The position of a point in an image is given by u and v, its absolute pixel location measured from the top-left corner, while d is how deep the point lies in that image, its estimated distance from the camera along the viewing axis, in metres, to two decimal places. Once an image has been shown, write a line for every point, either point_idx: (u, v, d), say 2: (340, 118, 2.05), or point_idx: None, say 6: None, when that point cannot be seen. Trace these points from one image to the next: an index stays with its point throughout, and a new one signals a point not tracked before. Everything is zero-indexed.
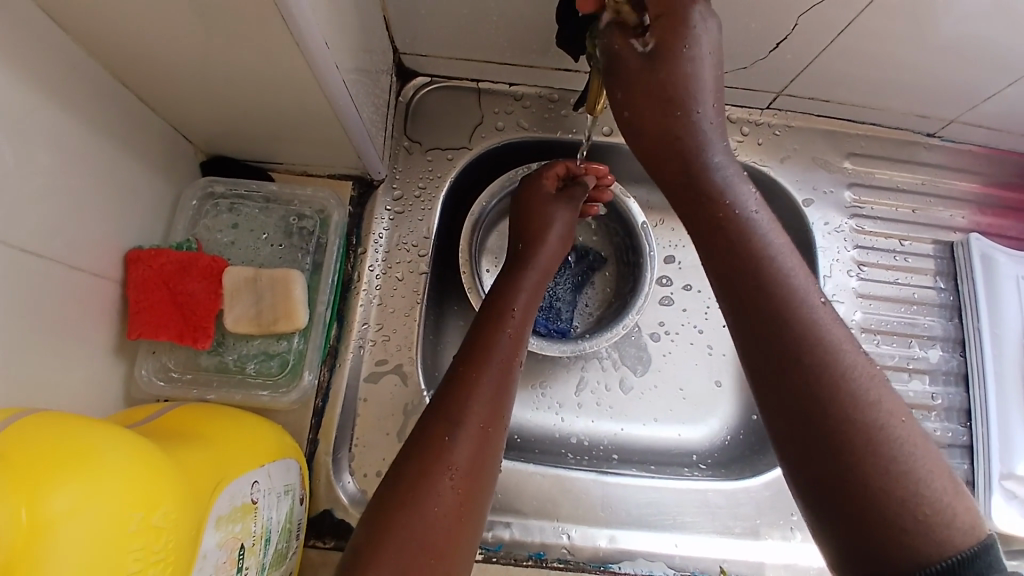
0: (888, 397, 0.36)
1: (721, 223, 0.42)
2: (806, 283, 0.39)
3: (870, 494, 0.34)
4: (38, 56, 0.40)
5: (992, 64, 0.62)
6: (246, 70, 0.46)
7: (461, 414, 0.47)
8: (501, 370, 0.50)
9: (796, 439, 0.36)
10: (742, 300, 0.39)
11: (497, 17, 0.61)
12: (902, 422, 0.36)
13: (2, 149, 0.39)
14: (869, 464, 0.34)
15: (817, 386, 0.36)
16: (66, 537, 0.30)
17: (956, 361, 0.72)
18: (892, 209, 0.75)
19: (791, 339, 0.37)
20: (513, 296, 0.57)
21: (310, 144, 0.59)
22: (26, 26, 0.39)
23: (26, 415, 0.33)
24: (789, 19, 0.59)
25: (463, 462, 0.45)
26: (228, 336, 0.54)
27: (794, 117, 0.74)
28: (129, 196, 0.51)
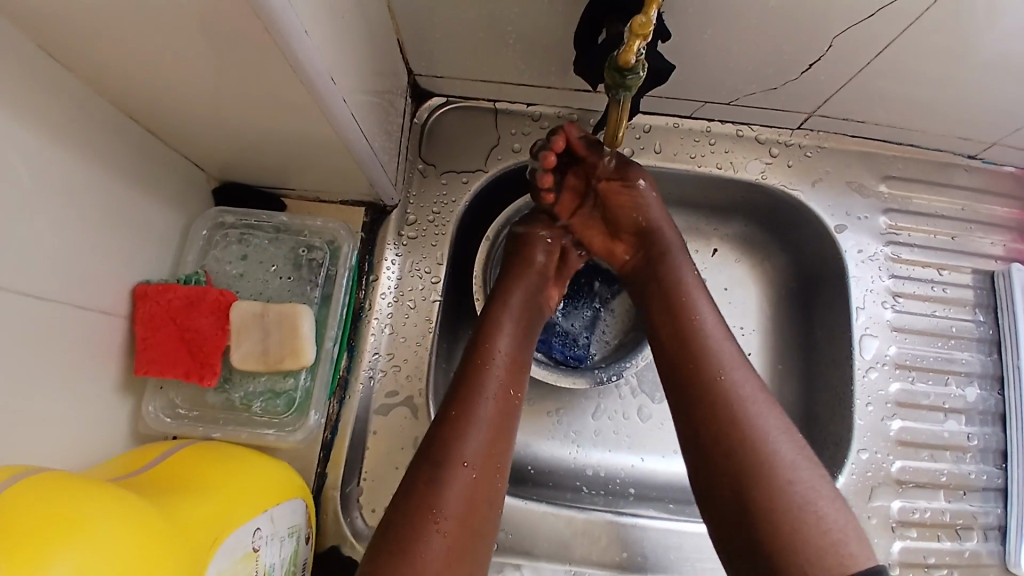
0: (783, 433, 0.46)
1: (668, 299, 0.53)
2: (724, 337, 0.50)
3: (768, 521, 0.42)
4: (39, 97, 0.39)
5: None
6: (252, 103, 0.45)
7: (452, 456, 0.45)
8: (497, 406, 0.49)
9: (706, 460, 0.46)
10: (678, 359, 0.50)
11: (514, 39, 0.59)
12: (800, 462, 0.44)
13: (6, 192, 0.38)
14: (768, 495, 0.43)
15: (716, 420, 0.46)
16: None
17: (994, 400, 0.68)
18: (930, 236, 0.71)
19: (704, 382, 0.48)
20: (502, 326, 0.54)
21: (321, 172, 0.58)
22: (25, 67, 0.38)
23: (23, 477, 0.33)
24: (825, 41, 0.55)
25: (453, 509, 0.44)
26: (234, 373, 0.53)
27: (826, 137, 0.71)
28: (137, 230, 0.51)
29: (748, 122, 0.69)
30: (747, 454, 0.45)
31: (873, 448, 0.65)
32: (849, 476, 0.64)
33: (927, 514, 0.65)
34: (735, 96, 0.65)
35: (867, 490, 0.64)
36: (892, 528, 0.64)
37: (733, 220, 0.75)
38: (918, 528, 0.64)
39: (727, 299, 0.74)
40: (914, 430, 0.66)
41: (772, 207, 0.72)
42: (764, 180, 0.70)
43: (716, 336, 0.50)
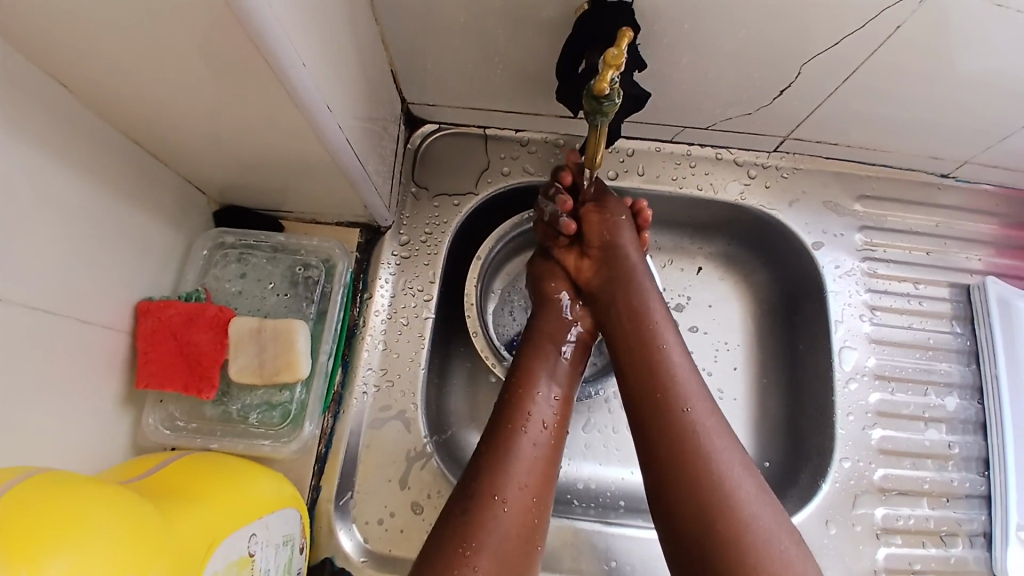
0: (743, 473, 0.47)
1: (641, 339, 0.54)
2: (685, 364, 0.52)
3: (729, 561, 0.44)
4: (47, 122, 0.42)
5: (1005, 105, 0.61)
6: (251, 129, 0.48)
7: (486, 496, 0.46)
8: (539, 441, 0.51)
9: (666, 494, 0.47)
10: (649, 396, 0.51)
11: (499, 69, 0.63)
12: (758, 501, 0.46)
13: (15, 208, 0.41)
14: (728, 534, 0.45)
15: (684, 459, 0.48)
16: None
17: (974, 409, 0.69)
18: (906, 252, 0.74)
19: (669, 418, 0.49)
20: (535, 369, 0.55)
21: (317, 195, 0.61)
22: (37, 95, 0.41)
23: (26, 476, 0.34)
24: (793, 68, 0.59)
25: (491, 553, 0.44)
26: (232, 385, 0.55)
27: (802, 159, 0.74)
28: (140, 248, 0.53)
29: (726, 145, 0.73)
30: (704, 482, 0.46)
31: (855, 457, 0.67)
32: (832, 484, 0.66)
33: (910, 521, 0.66)
34: (712, 120, 0.68)
35: (850, 498, 0.65)
36: (877, 534, 0.65)
37: (715, 238, 0.78)
38: (902, 534, 0.65)
39: (712, 316, 0.76)
40: (896, 439, 0.68)
41: (752, 225, 0.75)
42: (743, 201, 0.73)
43: (677, 364, 0.52)
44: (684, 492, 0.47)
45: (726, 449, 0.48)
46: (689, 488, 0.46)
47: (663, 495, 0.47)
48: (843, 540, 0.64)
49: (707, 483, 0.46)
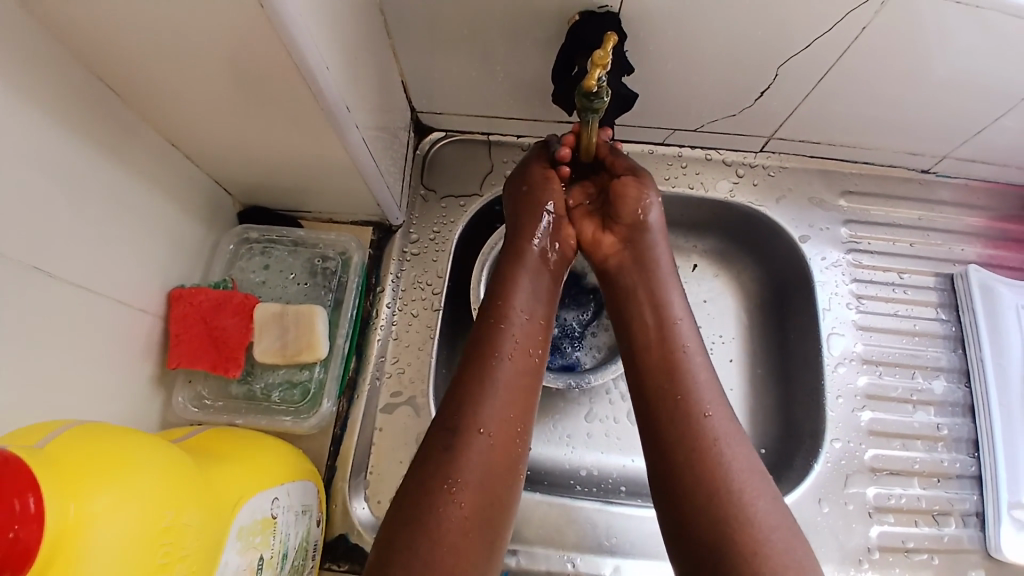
0: (746, 456, 0.49)
1: (661, 323, 0.56)
2: (702, 364, 0.54)
3: (725, 526, 0.45)
4: (94, 123, 0.48)
5: (976, 100, 0.65)
6: (275, 130, 0.53)
7: (468, 425, 0.50)
8: (515, 367, 0.54)
9: (668, 462, 0.49)
10: (662, 375, 0.53)
11: (501, 78, 0.68)
12: (755, 481, 0.47)
13: (66, 199, 0.46)
14: (721, 503, 0.46)
15: (691, 435, 0.49)
16: (102, 534, 0.32)
17: (962, 392, 0.72)
18: (890, 243, 0.78)
19: (678, 395, 0.51)
20: (515, 299, 0.58)
21: (333, 195, 0.65)
22: (88, 98, 0.47)
23: (65, 428, 0.36)
24: (770, 70, 0.64)
25: (467, 480, 0.48)
26: (256, 366, 0.59)
27: (787, 158, 0.78)
28: (172, 241, 0.58)
29: (715, 146, 0.77)
30: (707, 455, 0.48)
31: (845, 438, 0.70)
32: (824, 464, 0.69)
33: (902, 500, 0.68)
34: (701, 122, 0.73)
35: (842, 477, 0.68)
36: (869, 514, 0.67)
37: (707, 235, 0.82)
38: (895, 514, 0.67)
39: (706, 311, 0.80)
40: (885, 421, 0.71)
41: (742, 223, 0.79)
42: (732, 198, 0.78)
43: (700, 373, 0.53)
44: (697, 491, 0.47)
45: (730, 432, 0.50)
46: (707, 493, 0.47)
47: (666, 464, 0.49)
48: (836, 518, 0.66)
49: (723, 489, 0.47)
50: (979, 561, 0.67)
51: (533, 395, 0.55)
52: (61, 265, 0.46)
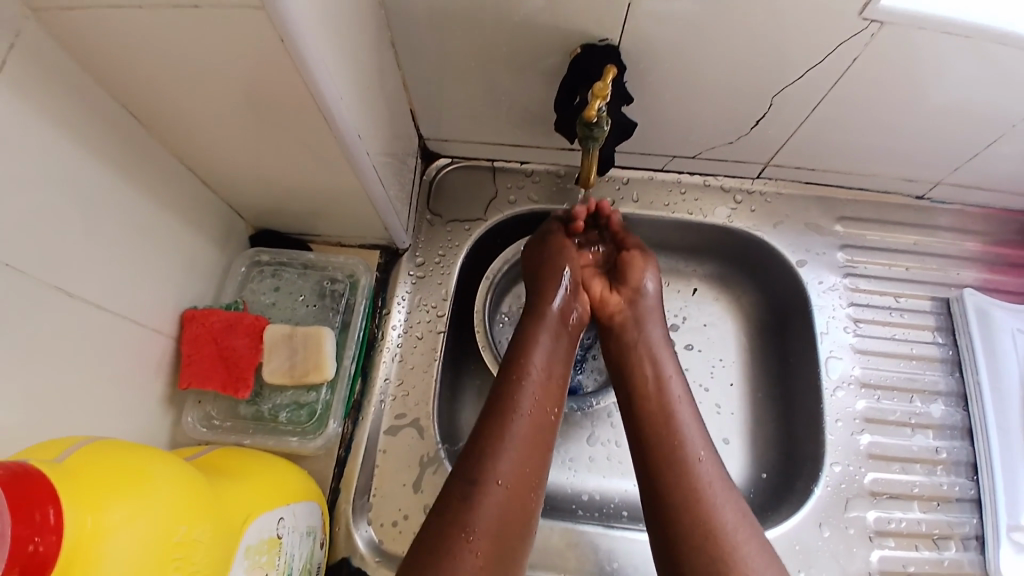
0: (733, 502, 0.53)
1: (652, 376, 0.60)
2: (690, 415, 0.58)
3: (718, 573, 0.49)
4: (115, 149, 0.50)
5: (965, 128, 0.67)
6: (287, 156, 0.55)
7: (486, 475, 0.51)
8: (531, 421, 0.55)
9: (662, 511, 0.53)
10: (654, 428, 0.57)
11: (506, 106, 0.71)
12: (743, 527, 0.52)
13: (85, 219, 0.48)
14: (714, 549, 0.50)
15: (683, 485, 0.53)
16: (120, 543, 0.33)
17: (960, 416, 0.73)
18: (885, 268, 0.79)
19: (670, 447, 0.55)
20: (529, 351, 0.59)
21: (342, 218, 0.67)
22: (111, 125, 0.49)
23: (83, 443, 0.37)
24: (766, 99, 0.66)
25: (485, 530, 0.48)
26: (265, 387, 0.61)
27: (783, 185, 0.81)
28: (184, 262, 0.60)
29: (713, 173, 0.80)
30: (698, 504, 0.52)
31: (845, 462, 0.70)
32: (824, 487, 0.69)
33: (903, 524, 0.68)
34: (699, 149, 0.76)
35: (842, 501, 0.68)
36: (870, 537, 0.67)
37: (706, 261, 0.83)
38: (895, 537, 0.68)
39: (707, 335, 0.81)
40: (884, 444, 0.71)
41: (741, 249, 0.81)
42: (731, 224, 0.79)
43: (695, 431, 0.56)
44: (691, 548, 0.50)
45: (719, 480, 0.54)
46: (701, 541, 0.50)
47: (660, 512, 0.53)
48: (837, 542, 0.67)
49: (716, 537, 0.50)
50: None
51: (548, 445, 0.55)
52: (78, 284, 0.47)
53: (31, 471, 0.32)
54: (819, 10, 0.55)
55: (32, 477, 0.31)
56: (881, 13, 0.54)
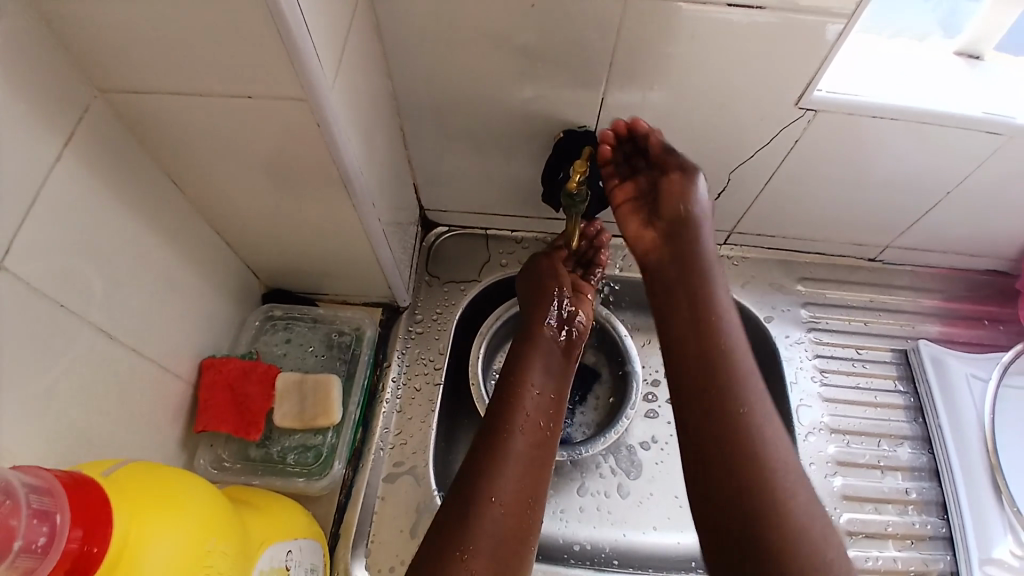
0: (785, 452, 0.56)
1: (705, 318, 0.62)
2: (744, 353, 0.60)
3: (769, 518, 0.52)
4: (158, 211, 0.57)
5: (904, 196, 0.78)
6: (307, 221, 0.63)
7: (482, 497, 0.55)
8: (526, 439, 0.60)
9: (720, 452, 0.56)
10: (710, 370, 0.59)
11: (498, 181, 0.80)
12: (795, 476, 0.55)
13: (124, 272, 0.54)
14: (768, 497, 0.53)
15: (738, 428, 0.56)
16: (159, 544, 0.38)
17: (925, 458, 0.77)
18: (846, 323, 0.86)
19: (727, 390, 0.58)
20: (526, 374, 0.65)
21: (349, 279, 0.74)
22: (157, 191, 0.57)
23: (126, 463, 0.42)
24: (725, 174, 0.77)
25: (483, 546, 0.53)
26: (274, 430, 0.66)
27: (748, 250, 0.89)
28: (204, 315, 0.66)
29: None
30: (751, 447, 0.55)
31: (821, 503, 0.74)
32: None
33: (879, 562, 0.72)
34: None
35: None
36: None
37: None
38: None
39: None
40: (856, 485, 0.76)
41: None
42: None
43: (749, 391, 0.58)
44: (742, 498, 0.54)
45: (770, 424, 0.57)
46: (754, 484, 0.54)
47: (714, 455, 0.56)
48: None
49: (767, 483, 0.54)
50: None
51: (547, 457, 0.61)
52: (111, 328, 0.53)
53: (94, 482, 0.38)
54: (760, 100, 0.66)
55: (92, 486, 0.37)
56: (817, 102, 0.65)
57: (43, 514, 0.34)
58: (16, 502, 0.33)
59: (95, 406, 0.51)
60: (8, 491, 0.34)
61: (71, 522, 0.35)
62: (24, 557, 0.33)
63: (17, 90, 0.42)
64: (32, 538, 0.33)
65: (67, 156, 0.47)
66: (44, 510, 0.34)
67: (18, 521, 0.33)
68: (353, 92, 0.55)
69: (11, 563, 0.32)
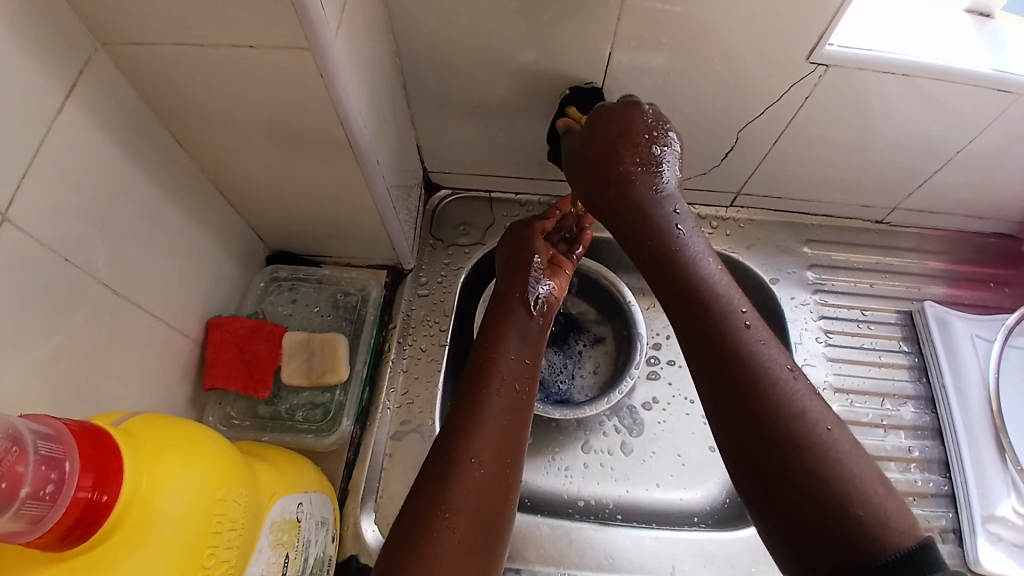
0: (817, 407, 0.47)
1: None
2: None
3: (811, 486, 0.44)
4: (162, 168, 0.57)
5: (915, 156, 0.76)
6: (311, 182, 0.63)
7: (461, 456, 0.55)
8: (503, 402, 0.60)
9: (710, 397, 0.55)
10: None
11: (503, 143, 0.79)
12: (832, 428, 0.46)
13: (132, 230, 0.54)
14: (805, 460, 0.44)
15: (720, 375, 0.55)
16: (172, 492, 0.38)
17: (929, 417, 0.78)
18: (851, 284, 0.86)
19: None
20: (502, 342, 0.65)
21: (353, 241, 0.74)
22: (160, 147, 0.56)
23: (136, 414, 0.42)
24: (733, 133, 0.75)
25: (462, 506, 0.52)
26: (282, 389, 0.68)
27: (755, 213, 0.88)
28: (210, 276, 0.66)
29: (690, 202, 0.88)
30: None
31: None
32: None
33: None
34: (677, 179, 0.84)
35: None
36: None
37: None
38: None
39: None
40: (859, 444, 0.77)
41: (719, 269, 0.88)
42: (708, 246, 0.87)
43: (769, 343, 0.50)
44: (778, 463, 0.45)
45: None
46: None
47: None
48: None
49: (799, 441, 0.45)
50: None
51: (528, 421, 0.61)
52: (117, 286, 0.53)
53: (104, 432, 0.37)
54: (774, 56, 0.64)
55: (103, 435, 0.37)
56: (829, 56, 0.63)
57: (51, 461, 0.34)
58: (24, 449, 0.34)
59: (105, 362, 0.52)
60: (16, 438, 0.34)
61: (81, 469, 0.35)
62: (31, 504, 0.33)
63: (18, 36, 0.41)
64: (40, 485, 0.34)
65: (68, 109, 0.46)
66: (52, 457, 0.34)
67: (26, 468, 0.33)
68: (355, 45, 0.53)
69: (18, 510, 0.32)
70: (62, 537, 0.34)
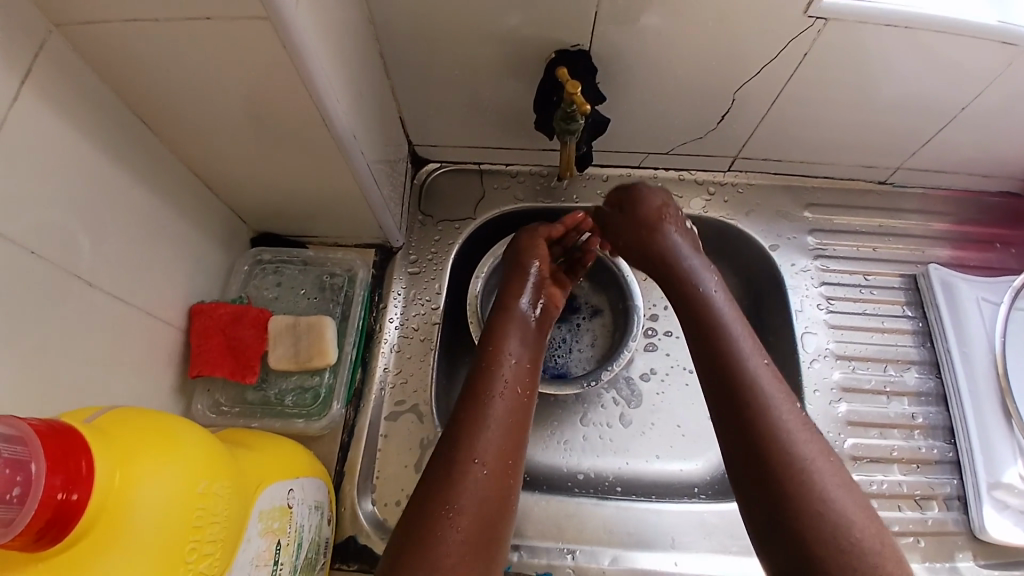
0: (816, 445, 0.52)
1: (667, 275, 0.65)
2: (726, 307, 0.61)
3: (809, 516, 0.48)
4: (130, 152, 0.54)
5: (920, 115, 0.72)
6: (289, 161, 0.60)
7: (464, 456, 0.53)
8: (507, 402, 0.58)
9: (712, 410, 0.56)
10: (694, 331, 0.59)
11: (489, 112, 0.76)
12: (827, 461, 0.51)
13: (104, 219, 0.52)
14: (804, 493, 0.49)
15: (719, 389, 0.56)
16: (146, 491, 0.37)
17: (933, 382, 0.77)
18: (852, 249, 0.84)
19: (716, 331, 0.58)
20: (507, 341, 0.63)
21: (337, 220, 0.71)
22: (126, 130, 0.53)
23: (110, 408, 0.41)
24: (729, 94, 0.71)
25: (467, 506, 0.51)
26: (270, 373, 0.67)
27: (753, 177, 0.85)
28: (190, 261, 0.64)
29: (686, 167, 0.84)
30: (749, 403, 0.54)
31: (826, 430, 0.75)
32: None
33: (884, 486, 0.72)
34: (672, 145, 0.80)
35: None
36: None
37: None
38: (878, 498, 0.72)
39: None
40: (861, 411, 0.76)
41: (718, 237, 0.86)
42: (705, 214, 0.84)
43: (772, 383, 0.55)
44: (779, 493, 0.50)
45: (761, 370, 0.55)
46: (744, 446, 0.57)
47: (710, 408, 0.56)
48: None
49: (799, 477, 0.50)
50: (964, 542, 0.70)
51: (529, 416, 0.59)
52: (91, 278, 0.51)
53: (72, 430, 0.36)
54: (768, 10, 0.60)
55: (71, 436, 0.36)
56: (828, 10, 0.60)
57: (16, 464, 0.33)
58: None
59: (84, 357, 0.50)
60: None
61: (48, 472, 0.33)
62: None
63: None
64: (5, 489, 0.32)
65: (24, 94, 0.43)
66: (17, 459, 0.33)
67: None
68: (320, 12, 0.50)
69: None
70: (37, 539, 0.34)
